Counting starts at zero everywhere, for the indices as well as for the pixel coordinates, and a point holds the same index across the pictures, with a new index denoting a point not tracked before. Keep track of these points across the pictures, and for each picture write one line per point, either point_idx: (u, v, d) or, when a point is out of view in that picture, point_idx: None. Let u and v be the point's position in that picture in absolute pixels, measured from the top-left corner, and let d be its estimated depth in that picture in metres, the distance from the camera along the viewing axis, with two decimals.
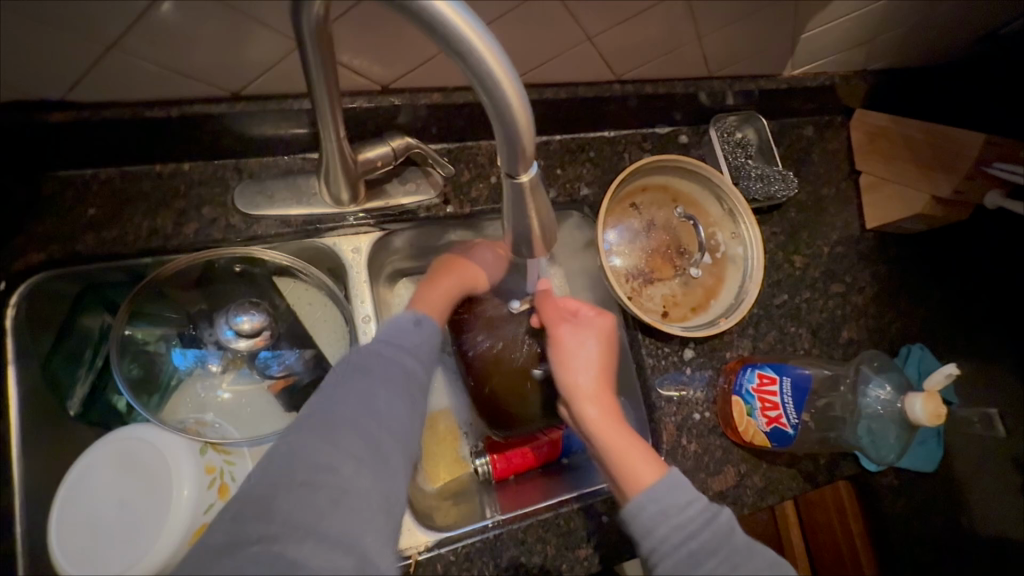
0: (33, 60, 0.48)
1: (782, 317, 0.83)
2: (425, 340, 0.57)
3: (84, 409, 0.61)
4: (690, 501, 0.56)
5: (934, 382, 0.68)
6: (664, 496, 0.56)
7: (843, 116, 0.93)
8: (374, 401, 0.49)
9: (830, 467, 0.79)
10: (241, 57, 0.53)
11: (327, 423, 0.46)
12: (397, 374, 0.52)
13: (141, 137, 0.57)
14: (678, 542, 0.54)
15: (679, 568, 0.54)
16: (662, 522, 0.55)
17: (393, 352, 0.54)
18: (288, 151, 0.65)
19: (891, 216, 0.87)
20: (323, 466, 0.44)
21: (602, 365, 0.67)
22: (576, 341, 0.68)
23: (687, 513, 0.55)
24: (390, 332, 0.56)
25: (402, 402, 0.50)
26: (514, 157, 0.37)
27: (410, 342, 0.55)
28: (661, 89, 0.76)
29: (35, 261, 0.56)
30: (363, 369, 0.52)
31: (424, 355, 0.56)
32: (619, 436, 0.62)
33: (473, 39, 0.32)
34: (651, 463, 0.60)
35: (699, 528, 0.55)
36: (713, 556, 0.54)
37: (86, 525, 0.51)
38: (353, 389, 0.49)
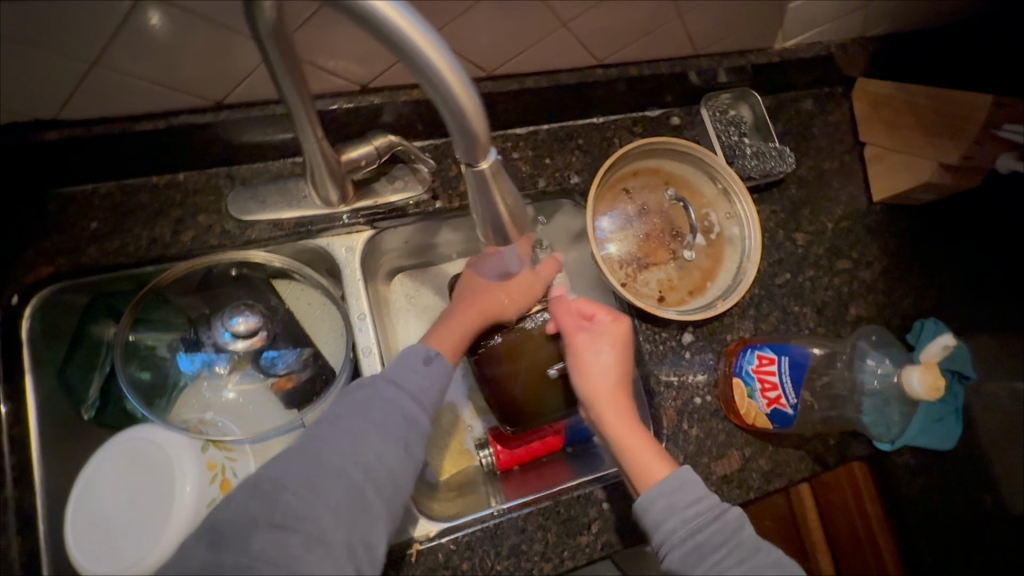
0: (21, 82, 0.50)
1: (786, 296, 0.81)
2: (433, 380, 0.58)
3: (98, 411, 0.64)
4: (698, 498, 0.57)
5: (931, 354, 0.67)
6: (670, 496, 0.57)
7: (843, 88, 0.90)
8: (366, 448, 0.51)
9: (841, 447, 0.77)
10: (221, 66, 0.54)
11: (317, 465, 0.49)
12: (396, 418, 0.54)
13: (132, 150, 0.59)
14: (684, 536, 0.55)
15: (687, 561, 0.55)
16: (670, 518, 0.57)
17: (396, 394, 0.55)
18: (278, 156, 0.67)
19: (898, 187, 0.84)
20: (303, 511, 0.46)
21: (620, 372, 0.66)
22: (593, 350, 0.66)
23: (695, 509, 0.57)
24: (396, 373, 0.57)
25: (394, 449, 0.52)
26: (470, 146, 0.38)
27: (415, 385, 0.57)
28: (646, 70, 0.74)
29: (44, 274, 0.59)
30: (364, 410, 0.53)
31: (429, 394, 0.57)
32: (633, 439, 0.62)
33: (417, 39, 0.33)
34: (659, 460, 0.60)
35: (706, 523, 0.56)
36: (719, 551, 0.55)
37: (98, 522, 0.54)
38: (350, 431, 0.51)
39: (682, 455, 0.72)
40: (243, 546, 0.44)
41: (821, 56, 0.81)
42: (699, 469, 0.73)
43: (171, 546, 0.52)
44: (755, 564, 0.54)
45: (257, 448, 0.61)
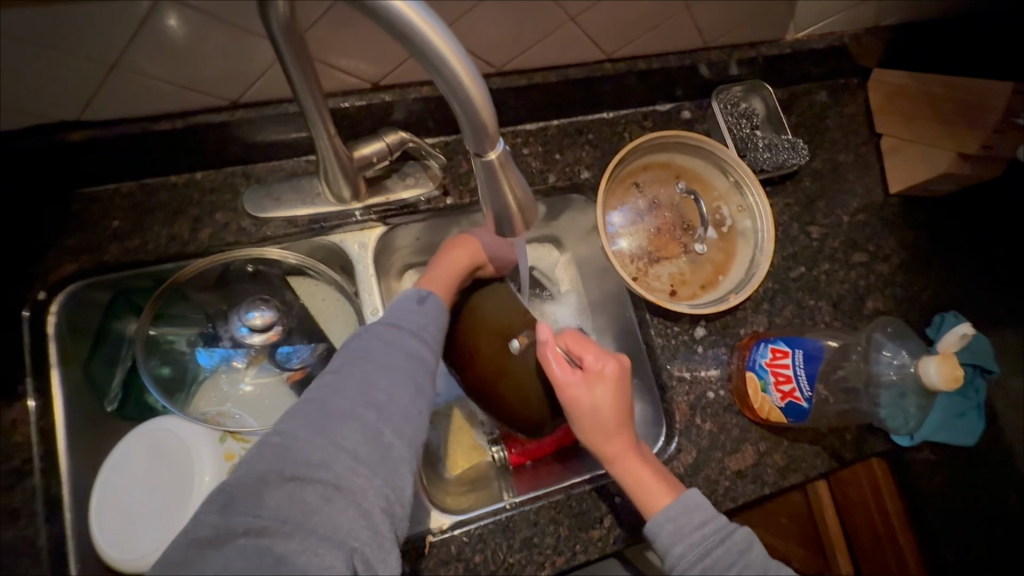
0: (45, 86, 0.52)
1: (800, 290, 0.80)
2: (428, 321, 0.59)
3: (121, 404, 0.66)
4: (704, 521, 0.58)
5: (948, 344, 0.65)
6: (675, 522, 0.58)
7: (858, 79, 0.89)
8: (375, 390, 0.50)
9: (858, 443, 0.76)
10: (236, 66, 0.56)
11: (325, 414, 0.48)
12: (398, 359, 0.53)
13: (151, 150, 0.61)
14: (692, 560, 0.57)
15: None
16: (677, 544, 0.58)
17: (396, 337, 0.55)
18: (292, 155, 0.68)
19: (915, 179, 0.82)
20: (318, 461, 0.45)
21: (619, 421, 0.63)
22: (591, 403, 0.63)
23: (701, 532, 0.58)
24: (394, 319, 0.57)
25: (404, 389, 0.52)
26: (479, 136, 0.38)
27: (414, 325, 0.57)
28: (655, 64, 0.74)
29: (69, 272, 0.61)
30: (365, 356, 0.53)
31: (428, 332, 0.58)
32: (634, 466, 0.62)
33: (428, 32, 0.33)
34: (660, 487, 0.61)
35: (713, 546, 0.57)
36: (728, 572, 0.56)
37: (121, 510, 0.55)
38: (355, 376, 0.50)
39: (694, 450, 0.72)
40: (257, 504, 0.43)
41: (834, 46, 0.80)
42: (712, 464, 0.72)
43: None
44: None
45: None
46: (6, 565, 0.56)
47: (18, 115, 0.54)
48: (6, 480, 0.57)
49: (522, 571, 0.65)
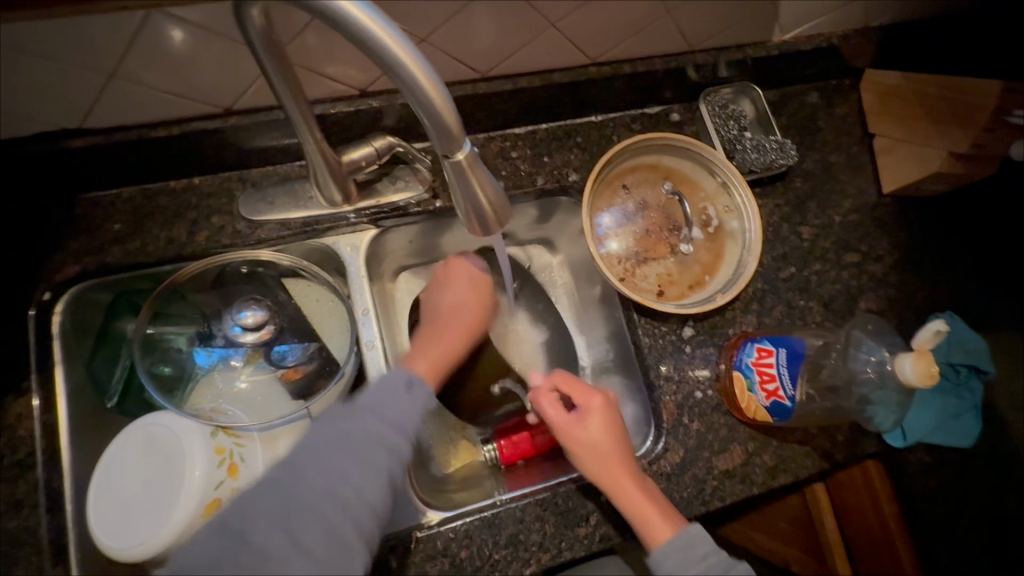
0: (48, 96, 0.55)
1: (790, 291, 0.80)
2: (412, 409, 0.58)
3: (120, 399, 0.68)
4: (708, 550, 0.60)
5: (923, 340, 0.64)
6: (682, 557, 0.59)
7: (851, 79, 0.89)
8: (344, 480, 0.49)
9: (849, 444, 0.75)
10: (228, 75, 0.58)
11: (289, 500, 0.47)
12: (374, 447, 0.52)
13: (151, 156, 0.64)
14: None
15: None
16: (684, 573, 0.59)
17: (378, 423, 0.54)
18: (286, 160, 0.71)
19: (907, 179, 0.82)
20: (273, 551, 0.44)
21: (617, 448, 0.65)
22: (587, 435, 0.66)
23: (704, 564, 0.59)
24: (379, 401, 0.56)
25: (373, 482, 0.50)
26: (446, 138, 0.40)
27: (397, 413, 0.56)
28: (641, 67, 0.75)
29: (72, 273, 0.64)
30: (342, 439, 0.52)
31: (409, 422, 0.57)
32: (636, 496, 0.62)
33: (390, 43, 0.35)
34: (664, 522, 0.61)
35: (718, 572, 0.59)
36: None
37: (115, 504, 0.58)
38: (330, 464, 0.50)
39: (681, 449, 0.72)
40: None
41: (823, 47, 0.81)
42: (700, 463, 0.72)
43: (183, 523, 0.56)
44: None
45: (264, 435, 0.65)
46: (8, 553, 0.58)
47: (25, 124, 0.57)
48: (10, 472, 0.60)
49: (507, 567, 0.66)
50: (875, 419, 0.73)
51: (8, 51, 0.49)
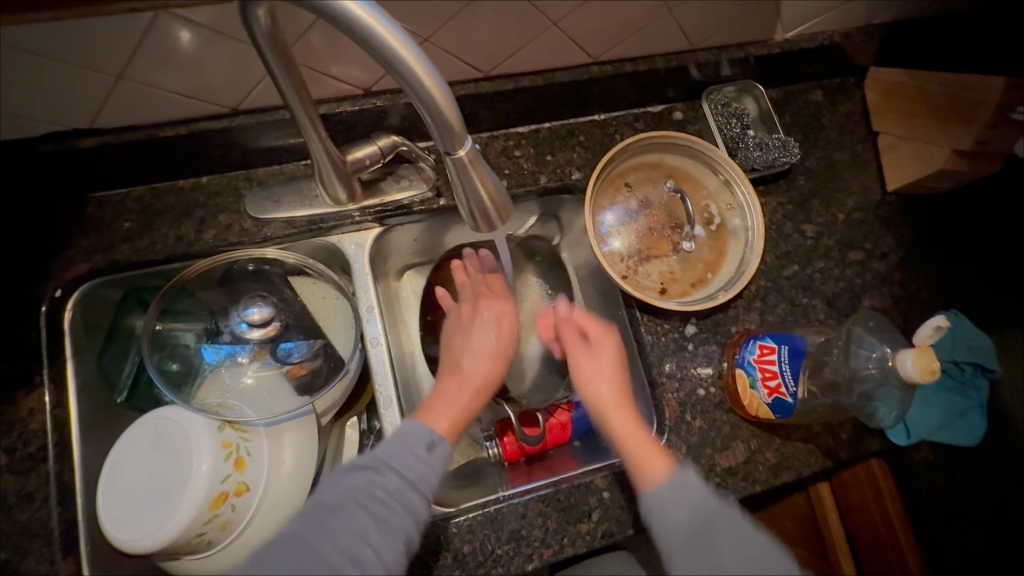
0: (60, 97, 0.56)
1: (793, 288, 0.80)
2: (431, 468, 0.57)
3: (129, 394, 0.70)
4: (697, 491, 0.57)
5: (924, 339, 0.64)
6: (671, 494, 0.57)
7: (855, 78, 0.89)
8: (362, 543, 0.51)
9: (854, 442, 0.75)
10: (235, 75, 0.59)
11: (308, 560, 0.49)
12: (393, 510, 0.53)
13: (160, 156, 0.65)
14: (685, 527, 0.54)
15: (691, 551, 0.53)
16: (671, 511, 0.56)
17: (394, 484, 0.54)
18: (292, 159, 0.72)
19: (911, 176, 0.82)
20: None
21: (621, 383, 0.69)
22: (592, 365, 0.70)
23: (692, 499, 0.56)
24: (398, 458, 0.56)
25: (390, 544, 0.52)
26: (447, 135, 0.40)
27: (416, 473, 0.56)
28: (643, 66, 0.76)
29: (83, 270, 0.65)
30: (361, 499, 0.53)
31: (428, 483, 0.57)
32: (630, 426, 0.65)
33: (392, 42, 0.35)
34: (659, 457, 0.61)
35: (707, 511, 0.55)
36: (721, 537, 0.53)
37: (122, 497, 0.58)
38: (346, 526, 0.51)
39: (684, 446, 0.72)
40: None
41: (826, 45, 0.81)
42: (702, 461, 0.72)
43: (190, 515, 0.57)
44: (761, 555, 0.52)
45: (269, 430, 0.66)
46: (21, 545, 0.59)
47: (38, 125, 0.59)
48: (23, 465, 0.61)
49: (510, 563, 0.66)
50: (878, 414, 0.73)
51: (18, 52, 0.50)
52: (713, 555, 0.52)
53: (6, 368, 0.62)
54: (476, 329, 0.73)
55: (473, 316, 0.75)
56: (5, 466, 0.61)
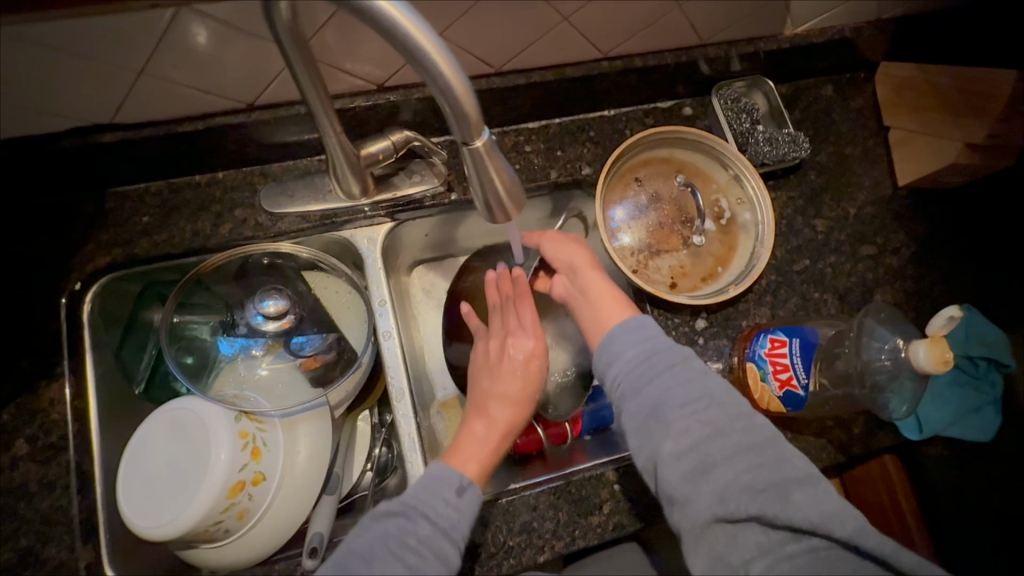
0: (84, 94, 0.58)
1: (804, 283, 0.80)
2: (462, 515, 0.57)
3: (147, 387, 0.70)
4: (652, 334, 0.60)
5: (939, 326, 0.62)
6: (623, 336, 0.61)
7: (866, 73, 0.89)
8: None
9: (866, 437, 0.75)
10: (252, 71, 0.60)
11: None
12: (422, 559, 0.54)
13: (177, 151, 0.66)
14: (635, 365, 0.59)
15: (638, 382, 0.58)
16: (624, 352, 0.60)
17: (424, 531, 0.55)
18: (306, 155, 0.73)
19: (922, 171, 0.82)
20: None
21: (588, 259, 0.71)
22: (561, 250, 0.71)
23: (647, 342, 0.60)
24: (428, 504, 0.57)
25: None
26: (464, 125, 0.41)
27: (446, 520, 0.57)
28: (653, 61, 0.76)
29: (103, 263, 0.67)
30: (393, 547, 0.54)
31: (458, 530, 0.57)
32: (598, 290, 0.67)
33: (414, 32, 0.36)
34: (621, 311, 0.64)
35: (659, 349, 0.59)
36: (669, 372, 0.58)
37: (142, 485, 0.60)
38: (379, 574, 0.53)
39: None
40: None
41: (837, 40, 0.81)
42: None
43: (208, 503, 0.58)
44: (707, 386, 0.57)
45: (285, 420, 0.67)
46: (43, 532, 0.61)
47: (60, 121, 0.60)
48: (45, 454, 0.62)
49: (522, 554, 0.67)
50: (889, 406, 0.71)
51: (41, 48, 0.52)
52: (661, 389, 0.57)
53: (29, 359, 0.64)
54: (502, 367, 0.68)
55: (505, 353, 0.69)
56: (27, 454, 0.62)
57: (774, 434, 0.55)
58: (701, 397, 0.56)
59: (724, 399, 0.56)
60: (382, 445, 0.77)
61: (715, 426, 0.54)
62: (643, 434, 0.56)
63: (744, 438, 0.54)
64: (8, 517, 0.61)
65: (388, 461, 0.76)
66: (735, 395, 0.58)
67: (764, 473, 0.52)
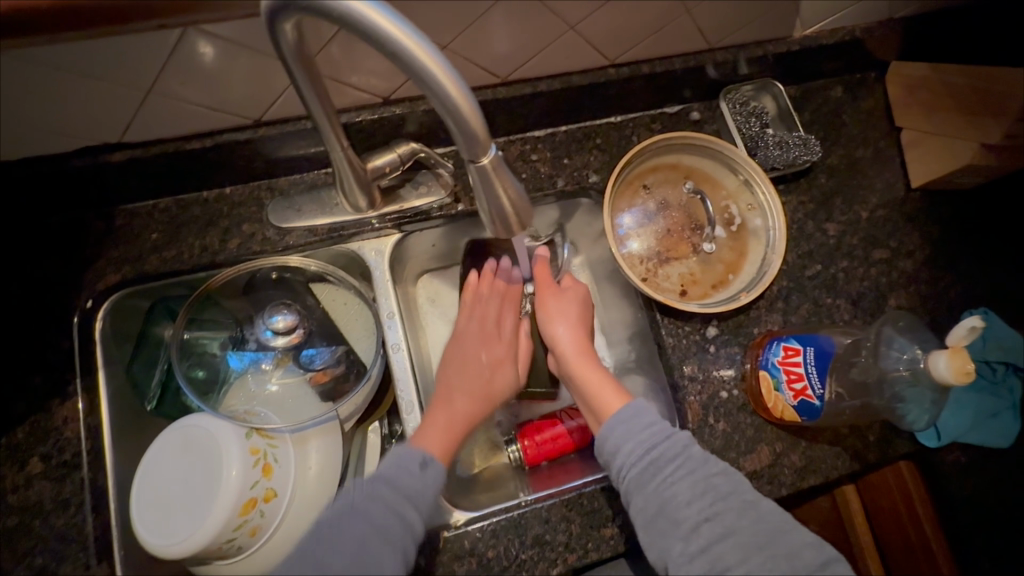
0: (90, 115, 0.58)
1: (817, 289, 0.79)
2: (427, 486, 0.59)
3: (159, 402, 0.70)
4: (652, 421, 0.60)
5: (957, 337, 0.60)
6: (622, 425, 0.60)
7: (876, 73, 0.88)
8: (367, 555, 0.53)
9: (882, 444, 0.74)
10: (258, 88, 0.60)
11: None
12: (392, 521, 0.55)
13: (184, 167, 0.66)
14: (637, 457, 0.58)
15: (641, 478, 0.57)
16: (624, 443, 0.59)
17: (390, 496, 0.57)
18: (312, 168, 0.73)
19: (936, 172, 0.80)
20: None
21: (582, 339, 0.72)
22: (558, 306, 0.75)
23: (648, 431, 0.59)
24: (392, 472, 0.59)
25: (393, 557, 0.53)
26: (471, 144, 0.40)
27: (412, 490, 0.58)
28: (658, 68, 0.75)
29: (113, 281, 0.67)
30: (361, 514, 0.55)
31: (423, 501, 0.58)
32: (591, 381, 0.67)
33: (420, 54, 0.36)
34: (618, 401, 0.64)
35: (659, 440, 0.58)
36: (671, 464, 0.57)
37: (154, 503, 0.60)
38: (348, 539, 0.53)
39: (707, 449, 0.71)
40: None
41: (848, 40, 0.79)
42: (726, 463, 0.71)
43: (219, 522, 0.58)
44: (708, 476, 0.56)
45: (295, 436, 0.67)
46: (58, 551, 0.61)
47: (68, 140, 0.60)
48: (57, 472, 0.62)
49: (534, 567, 0.66)
50: (908, 417, 0.70)
51: (48, 70, 0.52)
52: (664, 483, 0.56)
53: (40, 378, 0.64)
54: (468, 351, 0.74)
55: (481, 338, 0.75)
56: (40, 472, 0.62)
57: (782, 515, 0.55)
58: (703, 490, 0.55)
59: (727, 486, 0.56)
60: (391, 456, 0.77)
61: (723, 518, 0.53)
62: (652, 532, 0.55)
63: (753, 527, 0.53)
64: (22, 535, 0.61)
65: None
66: (738, 479, 0.57)
67: (777, 569, 0.51)
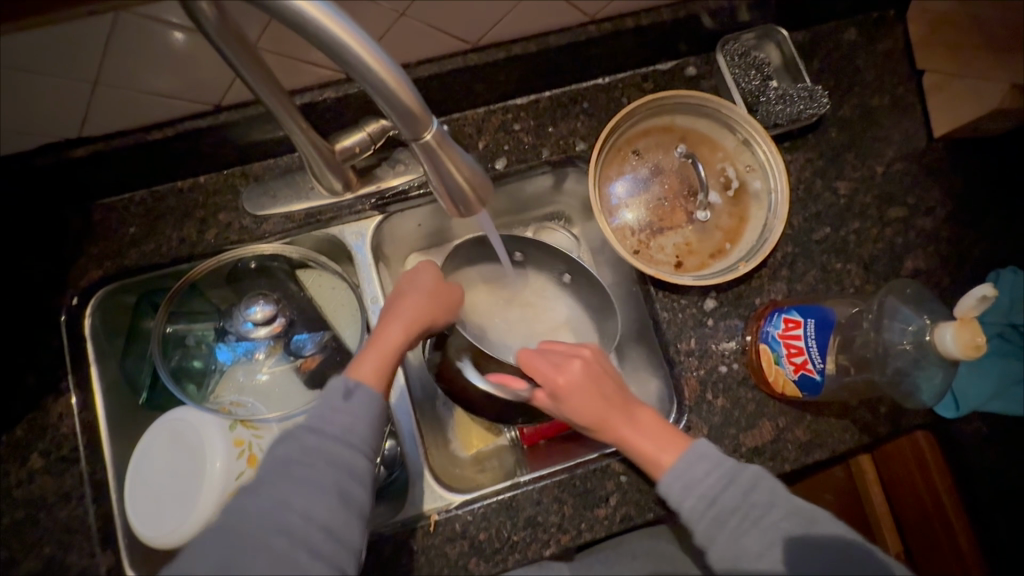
0: (44, 110, 0.56)
1: (824, 254, 0.74)
2: (357, 416, 0.54)
3: (150, 390, 0.71)
4: (712, 467, 0.57)
5: (966, 307, 0.54)
6: (677, 483, 0.57)
7: (897, 10, 0.79)
8: (291, 509, 0.49)
9: (893, 416, 0.70)
10: (213, 71, 0.58)
11: (235, 540, 0.48)
12: (318, 469, 0.51)
13: (152, 158, 0.65)
14: (701, 513, 0.56)
15: (709, 531, 0.55)
16: (687, 499, 0.56)
17: (314, 442, 0.52)
18: (286, 152, 0.71)
19: (963, 117, 0.73)
20: None
21: (618, 408, 0.63)
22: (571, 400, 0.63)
23: (707, 482, 0.56)
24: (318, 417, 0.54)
25: (324, 501, 0.50)
26: (410, 120, 0.38)
27: (338, 427, 0.53)
28: (645, 21, 0.69)
29: (96, 277, 0.67)
30: (284, 469, 0.51)
31: (357, 432, 0.54)
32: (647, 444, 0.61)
33: (331, 24, 0.33)
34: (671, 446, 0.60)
35: (721, 489, 0.55)
36: (734, 515, 0.54)
37: (150, 499, 0.61)
38: (269, 496, 0.49)
39: (706, 427, 0.68)
40: None
41: None
42: (725, 440, 0.68)
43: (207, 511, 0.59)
44: (777, 524, 0.53)
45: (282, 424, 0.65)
46: (64, 541, 0.63)
47: (33, 138, 0.59)
48: (58, 466, 0.64)
49: (527, 549, 0.66)
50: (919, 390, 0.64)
51: None
52: (732, 535, 0.54)
53: (33, 376, 0.66)
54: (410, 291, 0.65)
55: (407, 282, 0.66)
56: (42, 466, 0.64)
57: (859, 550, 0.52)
58: (776, 545, 0.53)
59: (796, 530, 0.53)
60: (389, 439, 0.73)
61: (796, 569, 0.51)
62: None
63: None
64: (30, 527, 0.63)
65: (395, 457, 0.72)
66: (809, 516, 0.54)
67: None
